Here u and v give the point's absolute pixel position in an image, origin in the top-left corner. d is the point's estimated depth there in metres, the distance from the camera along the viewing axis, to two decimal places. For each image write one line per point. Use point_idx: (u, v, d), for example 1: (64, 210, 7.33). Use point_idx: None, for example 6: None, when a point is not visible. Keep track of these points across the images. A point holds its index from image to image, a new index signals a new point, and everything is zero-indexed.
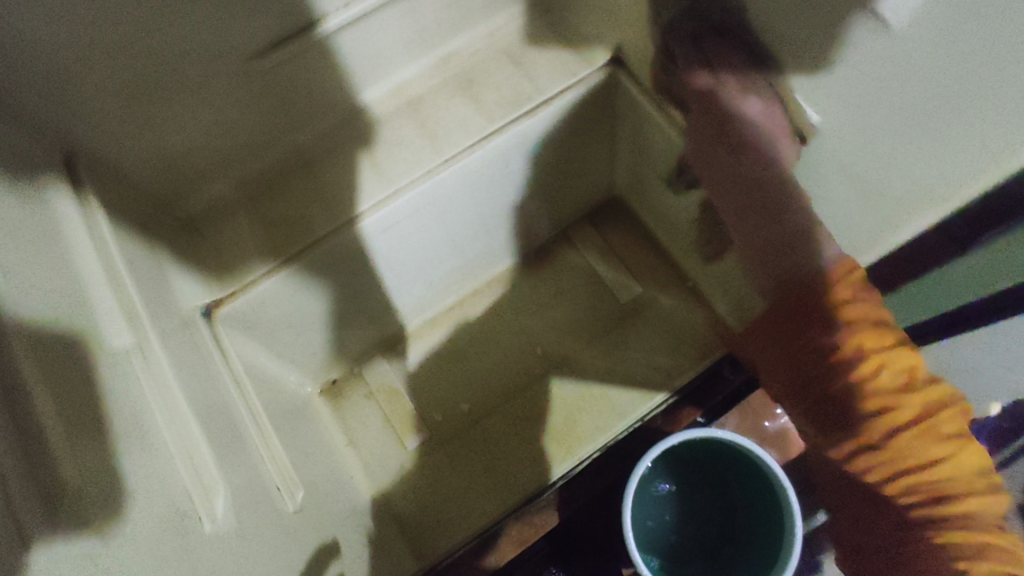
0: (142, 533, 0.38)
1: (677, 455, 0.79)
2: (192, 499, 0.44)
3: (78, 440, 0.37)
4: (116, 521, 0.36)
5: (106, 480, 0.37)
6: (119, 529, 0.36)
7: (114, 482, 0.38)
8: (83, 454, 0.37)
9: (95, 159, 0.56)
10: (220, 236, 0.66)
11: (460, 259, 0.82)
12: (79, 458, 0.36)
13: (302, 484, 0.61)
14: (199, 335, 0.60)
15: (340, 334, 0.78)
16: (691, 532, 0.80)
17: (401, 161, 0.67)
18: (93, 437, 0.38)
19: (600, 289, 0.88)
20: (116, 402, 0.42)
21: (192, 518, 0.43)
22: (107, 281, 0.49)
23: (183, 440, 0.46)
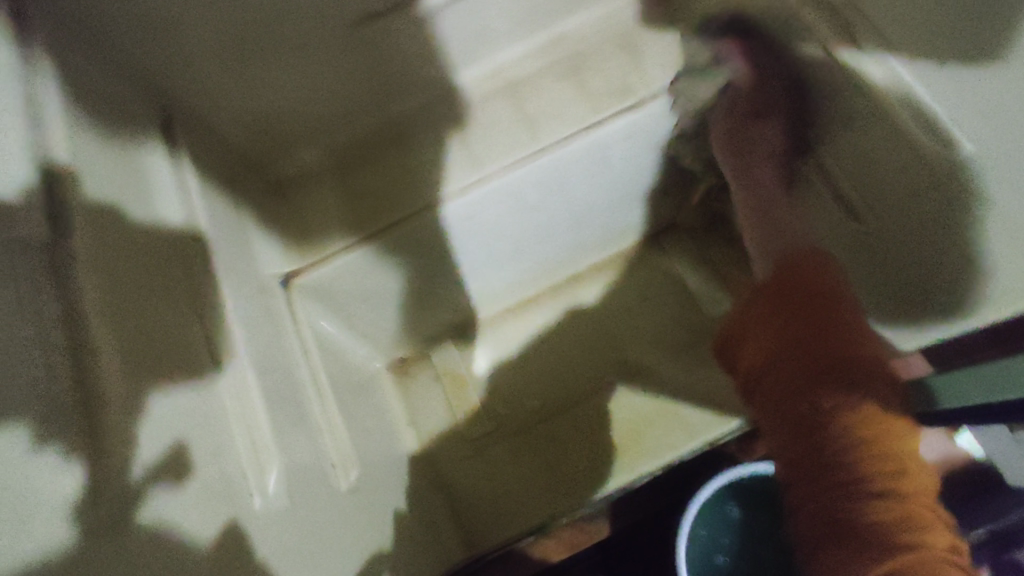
0: (203, 511, 0.37)
1: None
2: (247, 472, 0.44)
3: (149, 420, 0.36)
4: (186, 495, 0.36)
5: (177, 461, 0.37)
6: (191, 507, 0.36)
7: (182, 462, 0.37)
8: (151, 437, 0.35)
9: (191, 116, 0.56)
10: (305, 204, 0.66)
11: (545, 252, 0.80)
12: (150, 446, 0.35)
13: (356, 463, 0.61)
14: (274, 302, 0.60)
15: (411, 314, 0.77)
16: None
17: (494, 145, 0.65)
18: (163, 416, 0.37)
19: (687, 298, 0.83)
20: (185, 370, 0.42)
21: (245, 495, 0.42)
22: (190, 246, 0.49)
23: (239, 409, 0.46)
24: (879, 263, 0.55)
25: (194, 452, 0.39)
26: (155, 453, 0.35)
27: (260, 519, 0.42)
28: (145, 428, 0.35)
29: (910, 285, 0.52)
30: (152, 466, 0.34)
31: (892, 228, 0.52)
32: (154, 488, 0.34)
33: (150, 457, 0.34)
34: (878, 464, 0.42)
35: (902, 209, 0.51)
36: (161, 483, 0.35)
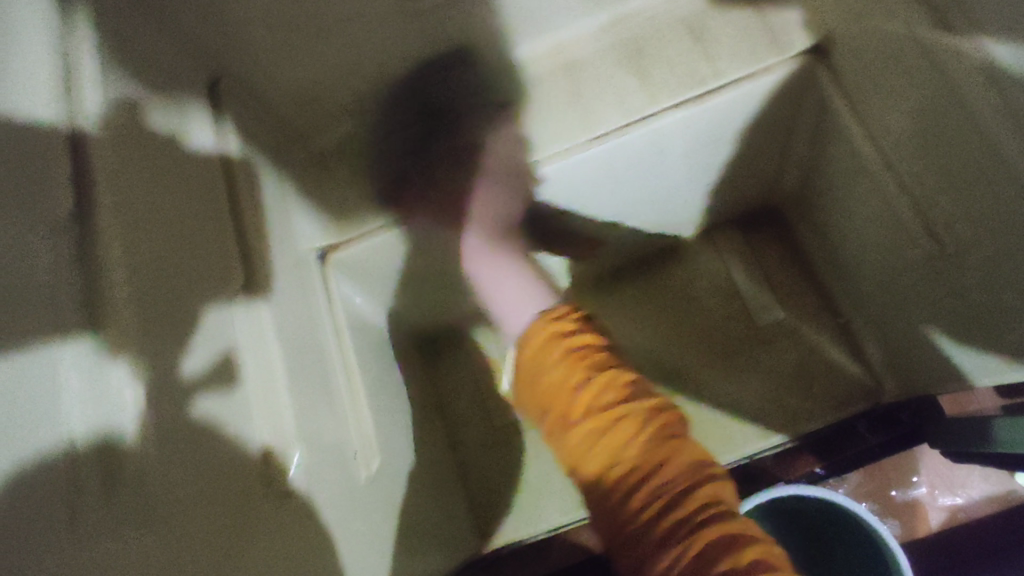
0: (241, 422, 0.41)
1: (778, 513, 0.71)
2: (276, 420, 0.44)
3: (211, 323, 0.41)
4: (229, 398, 0.40)
5: (225, 366, 0.41)
6: (235, 405, 0.41)
7: (230, 370, 0.41)
8: (209, 343, 0.40)
9: (238, 82, 0.55)
10: (346, 176, 0.64)
11: (591, 244, 0.76)
12: (202, 354, 0.39)
13: (376, 451, 0.58)
14: (310, 277, 0.59)
15: (448, 296, 0.76)
16: None
17: (545, 130, 0.61)
18: (225, 327, 0.43)
19: (739, 304, 0.78)
20: (214, 346, 0.40)
21: (269, 423, 0.43)
22: (229, 224, 0.48)
23: (276, 351, 0.47)
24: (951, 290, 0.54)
25: (243, 356, 0.43)
26: (204, 359, 0.39)
27: (282, 505, 0.42)
28: (202, 336, 0.40)
29: (985, 313, 0.51)
30: (205, 368, 0.39)
31: (968, 258, 0.50)
32: (203, 388, 0.38)
33: (207, 355, 0.40)
34: (699, 503, 0.47)
35: (985, 245, 0.48)
36: (210, 387, 0.39)
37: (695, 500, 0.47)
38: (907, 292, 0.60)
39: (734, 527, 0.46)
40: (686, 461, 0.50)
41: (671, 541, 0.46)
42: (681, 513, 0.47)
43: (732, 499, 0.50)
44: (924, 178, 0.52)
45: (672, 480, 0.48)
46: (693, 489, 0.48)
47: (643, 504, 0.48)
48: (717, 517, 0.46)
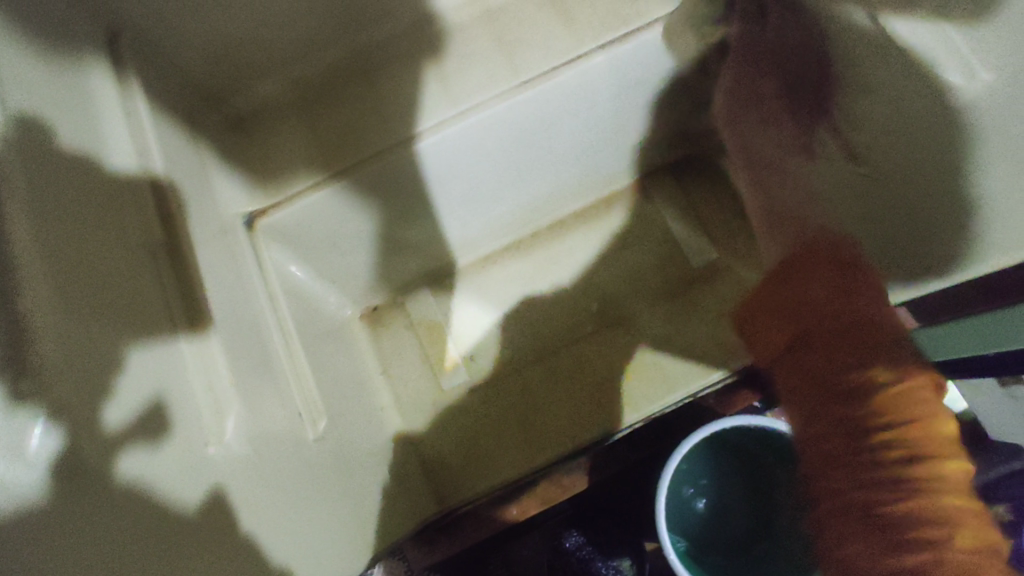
0: (174, 476, 0.36)
1: (715, 451, 0.74)
2: (203, 417, 0.41)
3: (129, 372, 0.36)
4: (160, 456, 0.35)
5: (152, 417, 0.36)
6: (167, 459, 0.36)
7: (157, 422, 0.36)
8: (131, 391, 0.35)
9: (140, 38, 0.52)
10: (267, 137, 0.62)
11: (524, 197, 0.77)
12: (126, 402, 0.35)
13: (322, 415, 0.58)
14: (238, 242, 0.56)
15: (384, 261, 0.75)
16: (707, 537, 0.74)
17: (470, 79, 0.61)
18: (146, 373, 0.37)
19: (672, 250, 0.81)
20: (151, 373, 0.38)
21: (199, 450, 0.39)
22: (144, 186, 0.46)
23: (202, 366, 0.43)
24: (872, 217, 0.56)
25: (171, 404, 0.38)
26: (127, 410, 0.34)
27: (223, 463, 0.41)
28: (125, 385, 0.35)
29: (900, 239, 0.53)
30: (129, 420, 0.34)
31: (892, 179, 0.54)
32: (130, 444, 0.33)
33: (130, 405, 0.35)
34: (896, 438, 0.40)
35: (910, 171, 0.52)
36: (137, 444, 0.34)
37: (919, 454, 0.39)
38: None
39: (936, 471, 0.39)
40: (930, 445, 0.40)
41: (890, 484, 0.39)
42: (909, 474, 0.39)
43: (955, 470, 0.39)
44: (844, 108, 0.59)
45: (905, 424, 0.40)
46: (913, 437, 0.40)
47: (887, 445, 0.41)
48: (913, 471, 0.39)
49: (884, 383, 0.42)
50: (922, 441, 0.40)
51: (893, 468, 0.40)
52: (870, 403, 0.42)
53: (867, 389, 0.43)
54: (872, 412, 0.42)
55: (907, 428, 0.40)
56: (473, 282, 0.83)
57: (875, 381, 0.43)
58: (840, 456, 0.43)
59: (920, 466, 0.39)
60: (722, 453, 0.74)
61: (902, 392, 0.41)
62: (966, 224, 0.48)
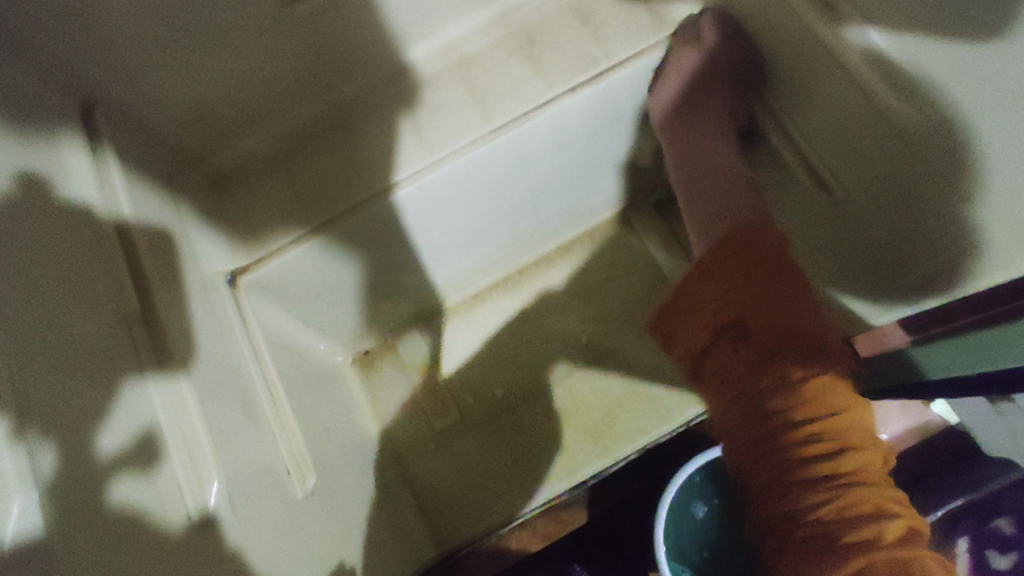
0: (175, 489, 0.40)
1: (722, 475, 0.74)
2: (177, 480, 0.40)
3: (127, 402, 0.40)
4: (155, 483, 0.39)
5: (147, 444, 0.39)
6: (161, 482, 0.39)
7: (151, 450, 0.39)
8: (123, 420, 0.39)
9: (114, 107, 0.53)
10: (248, 194, 0.63)
11: (508, 234, 0.77)
12: (120, 428, 0.38)
13: (309, 472, 0.57)
14: (221, 302, 0.57)
15: (372, 306, 0.75)
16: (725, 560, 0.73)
17: (444, 126, 0.62)
18: (141, 406, 0.41)
19: (658, 281, 0.81)
20: (136, 412, 0.40)
21: (178, 480, 0.40)
22: (121, 260, 0.46)
23: (176, 426, 0.42)
24: (855, 238, 0.58)
25: (167, 435, 0.41)
26: (123, 434, 0.38)
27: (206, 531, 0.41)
28: (119, 410, 0.39)
29: (899, 260, 0.54)
30: (124, 447, 0.37)
31: (859, 211, 0.56)
32: (123, 467, 0.37)
33: (127, 428, 0.39)
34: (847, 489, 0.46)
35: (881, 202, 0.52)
36: (131, 469, 0.37)
37: (855, 497, 0.46)
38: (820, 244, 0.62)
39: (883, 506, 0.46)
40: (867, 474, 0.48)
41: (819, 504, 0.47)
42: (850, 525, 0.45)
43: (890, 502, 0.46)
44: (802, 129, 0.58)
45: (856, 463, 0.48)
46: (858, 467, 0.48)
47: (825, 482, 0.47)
48: (858, 502, 0.45)
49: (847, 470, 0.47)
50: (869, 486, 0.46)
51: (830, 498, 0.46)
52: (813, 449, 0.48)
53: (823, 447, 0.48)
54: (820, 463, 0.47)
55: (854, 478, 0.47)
56: (464, 322, 0.83)
57: (820, 419, 0.48)
58: (773, 481, 0.49)
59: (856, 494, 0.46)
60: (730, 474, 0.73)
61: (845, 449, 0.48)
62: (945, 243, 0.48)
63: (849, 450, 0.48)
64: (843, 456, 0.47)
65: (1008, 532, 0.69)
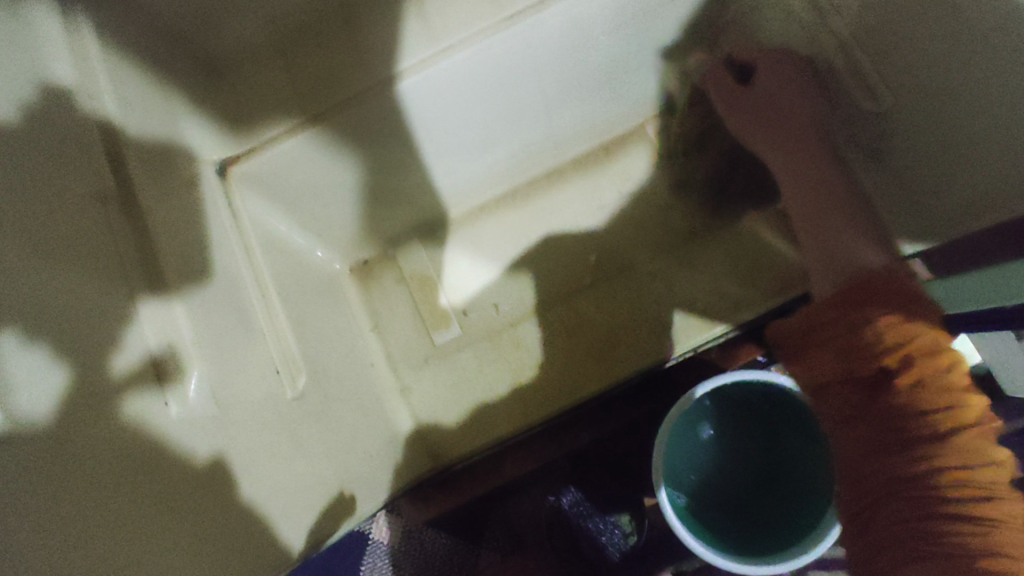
0: (195, 388, 0.41)
1: (729, 408, 0.72)
2: (185, 360, 0.41)
3: (142, 321, 0.39)
4: (175, 402, 0.39)
5: (163, 363, 0.39)
6: (175, 403, 0.39)
7: (171, 367, 0.40)
8: (140, 340, 0.39)
9: None
10: (239, 77, 0.59)
11: (519, 142, 0.73)
12: (136, 348, 0.38)
13: (301, 373, 0.56)
14: (210, 190, 0.54)
15: (371, 212, 0.72)
16: (719, 490, 0.72)
17: (453, 11, 0.57)
18: (165, 322, 0.41)
19: (673, 199, 0.77)
20: (159, 328, 0.40)
21: (187, 404, 0.40)
22: (95, 136, 0.42)
23: (160, 321, 0.40)
24: (896, 155, 0.56)
25: (188, 355, 0.41)
26: (136, 357, 0.38)
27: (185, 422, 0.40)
28: (137, 328, 0.39)
29: (938, 175, 0.51)
30: (136, 367, 0.37)
31: (904, 125, 0.54)
32: (137, 389, 0.37)
33: (144, 346, 0.39)
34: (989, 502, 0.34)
35: (932, 112, 0.50)
36: (144, 390, 0.37)
37: (1001, 519, 0.34)
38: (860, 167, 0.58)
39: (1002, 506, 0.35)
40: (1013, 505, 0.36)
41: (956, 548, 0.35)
42: (967, 530, 0.34)
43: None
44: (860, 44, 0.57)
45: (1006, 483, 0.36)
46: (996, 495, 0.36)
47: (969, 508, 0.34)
48: (978, 500, 0.35)
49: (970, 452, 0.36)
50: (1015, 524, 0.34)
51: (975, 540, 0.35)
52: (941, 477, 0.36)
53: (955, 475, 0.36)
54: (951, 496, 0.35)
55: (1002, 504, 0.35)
56: (468, 234, 0.80)
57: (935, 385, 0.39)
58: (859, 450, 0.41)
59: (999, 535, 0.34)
60: (736, 406, 0.72)
61: (981, 469, 0.36)
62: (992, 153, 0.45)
63: (980, 435, 0.37)
64: (967, 439, 0.37)
65: None
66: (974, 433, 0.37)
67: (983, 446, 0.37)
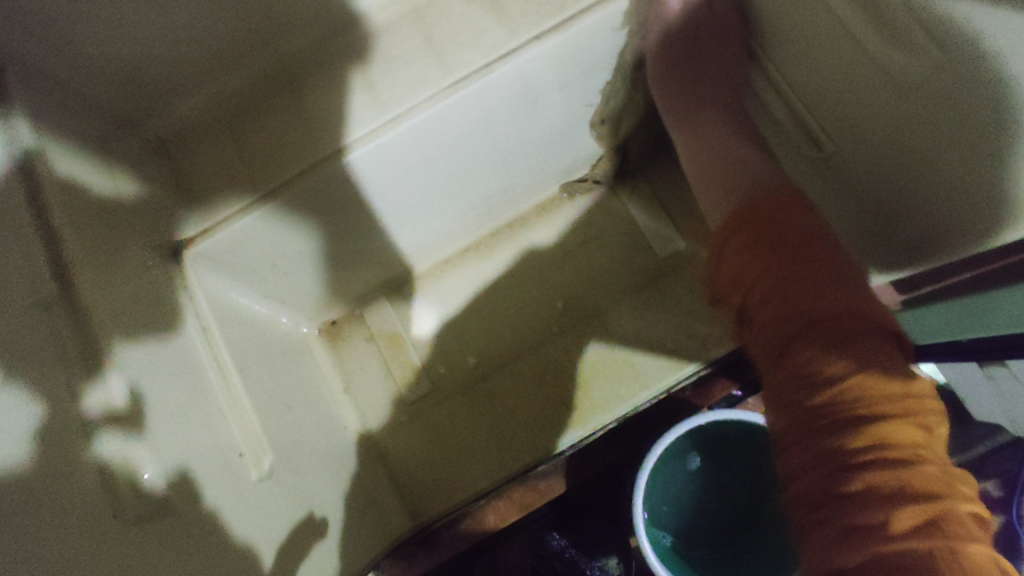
0: (148, 455, 0.39)
1: (712, 448, 0.71)
2: (137, 430, 0.39)
3: (112, 368, 0.39)
4: (139, 445, 0.39)
5: (127, 416, 0.39)
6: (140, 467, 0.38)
7: (134, 419, 0.39)
8: (111, 387, 0.39)
9: (28, 65, 0.47)
10: (191, 157, 0.59)
11: (478, 195, 0.73)
12: (104, 393, 0.38)
13: (268, 457, 0.53)
14: (165, 275, 0.53)
15: (336, 276, 0.72)
16: (702, 529, 0.72)
17: (400, 81, 0.57)
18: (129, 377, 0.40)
19: (637, 242, 0.78)
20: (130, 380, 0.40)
21: (147, 456, 0.39)
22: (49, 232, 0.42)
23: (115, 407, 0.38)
24: (858, 191, 0.53)
25: (147, 428, 0.40)
26: (106, 401, 0.38)
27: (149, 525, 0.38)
28: (108, 377, 0.39)
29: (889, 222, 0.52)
30: (110, 409, 0.38)
31: (855, 161, 0.52)
32: (104, 427, 0.37)
33: (111, 394, 0.39)
34: (874, 446, 0.36)
35: (880, 156, 0.49)
36: (115, 428, 0.38)
37: (909, 478, 0.34)
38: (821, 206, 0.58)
39: (914, 469, 0.35)
40: (932, 479, 0.34)
41: (874, 502, 0.34)
42: (874, 496, 0.34)
43: (951, 497, 0.34)
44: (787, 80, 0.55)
45: (888, 443, 0.36)
46: (913, 462, 0.35)
47: (848, 426, 0.37)
48: (885, 464, 0.35)
49: (871, 411, 0.37)
50: (929, 471, 0.35)
51: (876, 511, 0.34)
52: (852, 417, 0.37)
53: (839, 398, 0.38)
54: (842, 422, 0.38)
55: (877, 425, 0.36)
56: (435, 288, 0.80)
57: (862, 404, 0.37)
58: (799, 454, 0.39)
59: (918, 492, 0.34)
60: (720, 446, 0.70)
61: (887, 428, 0.36)
62: (942, 192, 0.45)
63: (891, 406, 0.37)
64: (868, 406, 0.37)
65: None
66: (885, 405, 0.37)
67: (887, 410, 0.37)
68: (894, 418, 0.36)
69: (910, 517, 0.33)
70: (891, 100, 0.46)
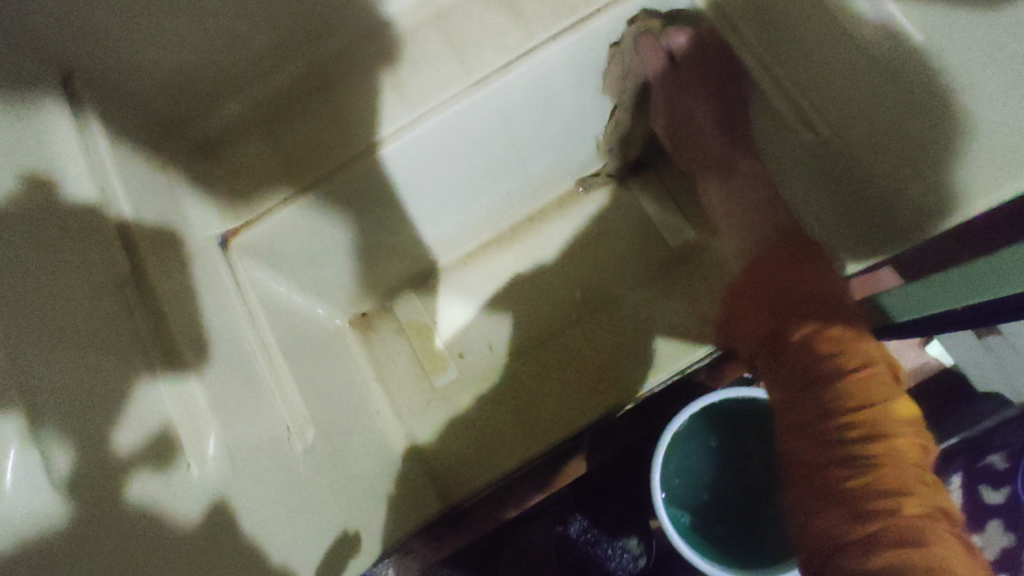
0: (186, 473, 0.40)
1: (727, 429, 0.74)
2: (185, 437, 0.41)
3: (140, 402, 0.39)
4: (171, 478, 0.39)
5: (160, 446, 0.39)
6: (181, 487, 0.40)
7: (166, 449, 0.40)
8: (141, 423, 0.39)
9: (96, 75, 0.52)
10: (235, 155, 0.64)
11: (498, 191, 0.78)
12: (134, 428, 0.38)
13: (308, 432, 0.58)
14: (213, 260, 0.58)
15: (367, 269, 0.77)
16: (727, 517, 0.72)
17: (426, 83, 0.62)
18: (156, 405, 0.41)
19: (648, 235, 0.82)
20: (155, 410, 0.40)
21: (184, 479, 0.40)
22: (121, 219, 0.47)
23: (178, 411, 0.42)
24: (843, 176, 0.60)
25: (203, 422, 0.43)
26: (139, 437, 0.38)
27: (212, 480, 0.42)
28: (135, 411, 0.39)
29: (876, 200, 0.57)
30: (139, 447, 0.38)
31: (847, 146, 0.59)
32: (138, 468, 0.37)
33: (143, 429, 0.39)
34: (877, 444, 0.45)
35: (869, 140, 0.56)
36: (146, 468, 0.38)
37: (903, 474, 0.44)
38: (811, 193, 0.64)
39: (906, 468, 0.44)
40: (920, 478, 0.44)
41: (874, 496, 0.43)
42: (876, 490, 0.43)
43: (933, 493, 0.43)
44: (790, 79, 0.64)
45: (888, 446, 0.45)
46: (902, 464, 0.44)
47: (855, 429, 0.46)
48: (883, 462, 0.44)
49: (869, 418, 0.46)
50: (917, 472, 0.44)
51: (877, 500, 0.43)
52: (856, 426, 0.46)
53: (851, 415, 0.47)
54: (849, 431, 0.47)
55: (878, 440, 0.45)
56: (458, 280, 0.84)
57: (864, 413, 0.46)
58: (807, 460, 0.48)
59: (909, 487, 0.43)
60: (732, 426, 0.73)
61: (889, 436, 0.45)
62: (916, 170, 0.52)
63: (891, 411, 0.46)
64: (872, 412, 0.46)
65: (1001, 466, 0.74)
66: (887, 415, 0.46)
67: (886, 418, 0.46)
68: (894, 428, 0.46)
69: (907, 505, 0.42)
70: (885, 91, 0.52)
